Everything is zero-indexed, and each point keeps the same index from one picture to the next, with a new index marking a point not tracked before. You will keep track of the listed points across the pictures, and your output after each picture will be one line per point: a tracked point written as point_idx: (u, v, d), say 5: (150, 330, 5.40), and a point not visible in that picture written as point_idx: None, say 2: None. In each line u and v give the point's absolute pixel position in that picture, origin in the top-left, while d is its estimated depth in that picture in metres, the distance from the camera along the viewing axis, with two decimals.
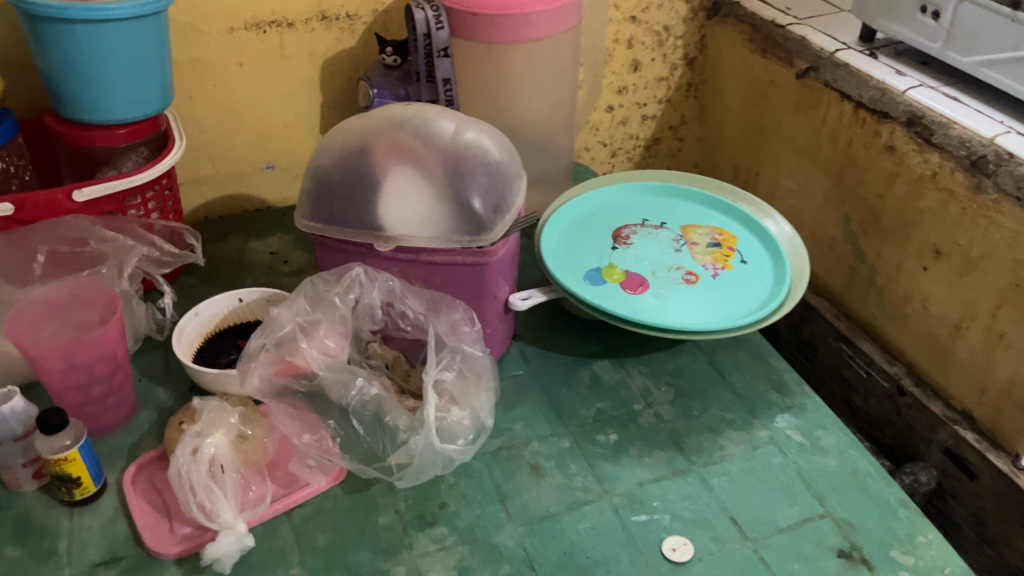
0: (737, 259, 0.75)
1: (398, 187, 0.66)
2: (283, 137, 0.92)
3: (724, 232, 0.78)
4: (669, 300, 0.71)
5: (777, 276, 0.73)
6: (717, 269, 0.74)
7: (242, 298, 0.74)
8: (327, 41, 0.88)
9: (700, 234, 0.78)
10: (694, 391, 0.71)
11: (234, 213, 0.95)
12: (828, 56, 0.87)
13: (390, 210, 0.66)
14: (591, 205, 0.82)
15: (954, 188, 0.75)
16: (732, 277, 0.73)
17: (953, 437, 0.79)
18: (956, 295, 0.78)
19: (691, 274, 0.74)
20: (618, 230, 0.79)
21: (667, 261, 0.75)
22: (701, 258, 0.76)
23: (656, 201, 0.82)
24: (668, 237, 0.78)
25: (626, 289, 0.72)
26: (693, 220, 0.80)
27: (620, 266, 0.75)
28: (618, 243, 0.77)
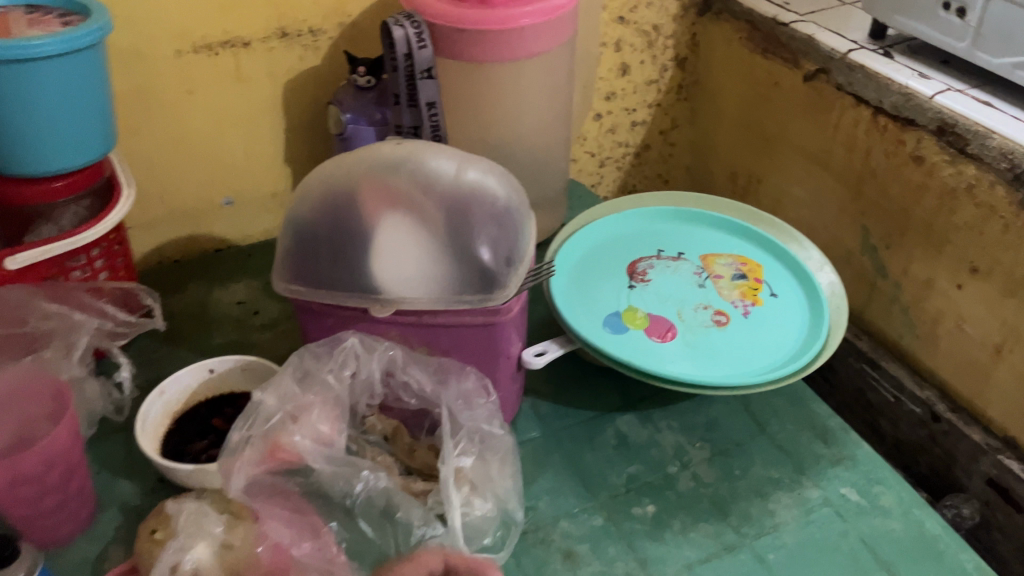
0: (766, 293, 0.70)
1: (393, 245, 0.57)
2: (244, 169, 0.82)
3: (747, 262, 0.73)
4: (703, 344, 0.64)
5: (813, 311, 0.67)
6: (748, 306, 0.68)
7: (213, 368, 0.65)
8: (289, 60, 0.78)
9: (722, 265, 0.72)
10: (733, 447, 0.65)
11: (191, 256, 0.84)
12: (841, 57, 0.80)
13: (386, 271, 0.57)
14: (599, 236, 0.74)
15: (995, 202, 0.69)
16: (766, 314, 0.68)
17: (997, 467, 0.73)
18: (997, 315, 0.72)
19: (721, 313, 0.67)
20: (632, 264, 0.72)
21: (692, 299, 0.69)
22: (728, 293, 0.70)
23: (668, 228, 0.76)
24: (688, 270, 0.72)
25: (652, 335, 0.65)
26: (712, 250, 0.74)
27: (642, 306, 0.68)
28: (635, 280, 0.70)
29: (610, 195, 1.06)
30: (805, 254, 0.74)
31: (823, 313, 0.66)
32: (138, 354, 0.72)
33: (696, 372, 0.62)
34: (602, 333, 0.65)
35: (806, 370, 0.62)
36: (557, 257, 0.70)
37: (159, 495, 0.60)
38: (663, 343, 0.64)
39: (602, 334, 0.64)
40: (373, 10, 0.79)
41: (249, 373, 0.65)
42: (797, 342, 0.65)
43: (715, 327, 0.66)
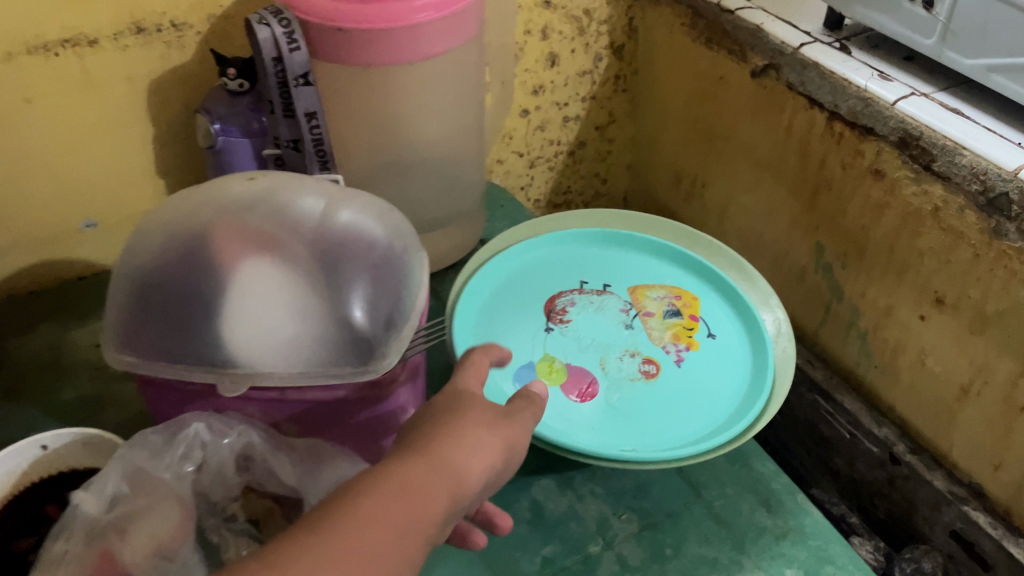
0: (702, 334, 0.61)
1: (249, 305, 0.47)
2: (106, 187, 0.70)
3: (682, 296, 0.64)
4: (628, 400, 0.56)
5: (756, 356, 0.59)
6: (681, 351, 0.59)
7: (46, 444, 0.54)
8: (150, 60, 0.66)
9: (653, 299, 0.64)
10: (665, 519, 0.57)
11: (51, 286, 0.73)
12: (792, 52, 0.70)
13: (243, 339, 0.47)
14: (514, 268, 0.66)
15: (963, 229, 0.60)
16: (701, 360, 0.59)
17: (961, 520, 0.66)
18: (963, 353, 0.63)
19: (650, 361, 0.58)
20: (550, 301, 0.63)
21: (618, 343, 0.60)
22: (660, 334, 0.61)
23: (594, 256, 0.68)
24: (615, 307, 0.63)
25: (570, 392, 0.56)
26: (643, 281, 0.65)
27: (559, 355, 0.59)
28: (553, 321, 0.61)
29: (542, 197, 0.96)
30: (749, 286, 0.65)
31: (766, 358, 0.58)
32: None
33: (620, 437, 0.53)
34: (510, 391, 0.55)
35: (748, 433, 0.53)
36: (463, 294, 0.61)
37: None
38: (581, 402, 0.55)
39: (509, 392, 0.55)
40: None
41: (92, 447, 0.55)
42: (737, 396, 0.56)
43: (643, 378, 0.57)
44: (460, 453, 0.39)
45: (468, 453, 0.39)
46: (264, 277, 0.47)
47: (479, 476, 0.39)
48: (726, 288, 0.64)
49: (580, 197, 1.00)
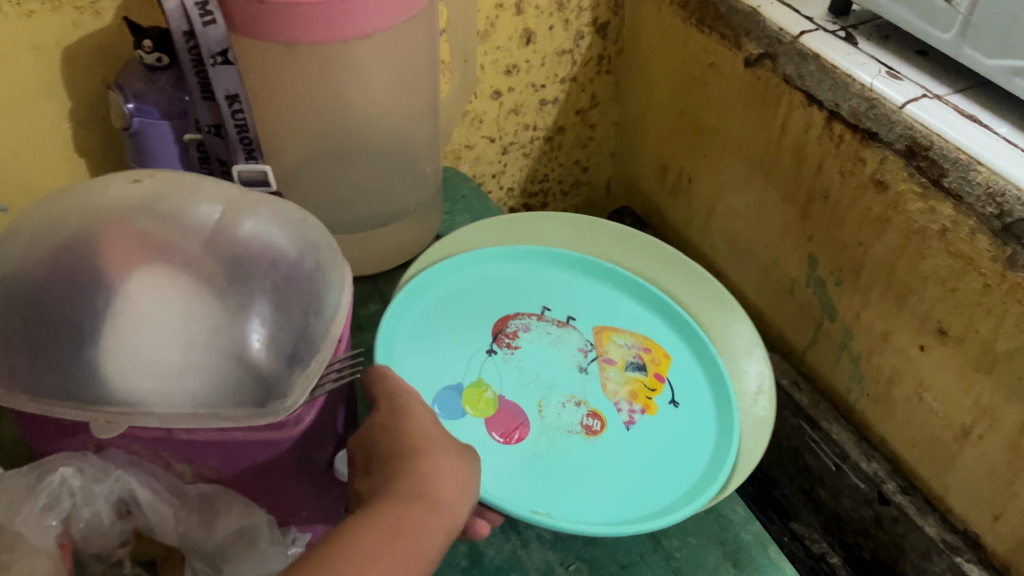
0: (664, 399, 0.53)
1: (123, 332, 0.40)
2: (16, 170, 0.63)
3: (653, 349, 0.57)
4: (558, 459, 0.48)
5: (722, 437, 0.51)
6: (634, 413, 0.52)
7: None
8: (59, 28, 0.58)
9: (618, 345, 0.57)
10: (618, 572, 0.50)
11: None
12: (791, 41, 0.62)
13: (118, 372, 0.40)
14: (468, 277, 0.59)
15: (974, 255, 0.52)
16: (657, 427, 0.51)
17: (954, 572, 0.59)
18: (966, 392, 0.56)
19: (597, 416, 0.51)
20: (500, 322, 0.57)
21: (565, 386, 0.53)
22: (617, 387, 0.54)
23: (568, 282, 0.61)
24: (573, 344, 0.56)
25: (494, 431, 0.49)
26: (612, 322, 0.58)
27: (494, 384, 0.52)
28: (497, 343, 0.55)
29: (516, 185, 0.88)
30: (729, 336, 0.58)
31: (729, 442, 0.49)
32: None
33: (533, 497, 0.46)
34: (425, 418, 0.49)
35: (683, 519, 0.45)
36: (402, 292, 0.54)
37: None
38: (504, 443, 0.49)
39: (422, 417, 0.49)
40: None
41: None
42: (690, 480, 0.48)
43: (584, 433, 0.50)
44: (440, 491, 0.37)
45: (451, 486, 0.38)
46: (144, 298, 0.40)
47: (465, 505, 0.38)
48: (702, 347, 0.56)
49: (558, 186, 0.92)
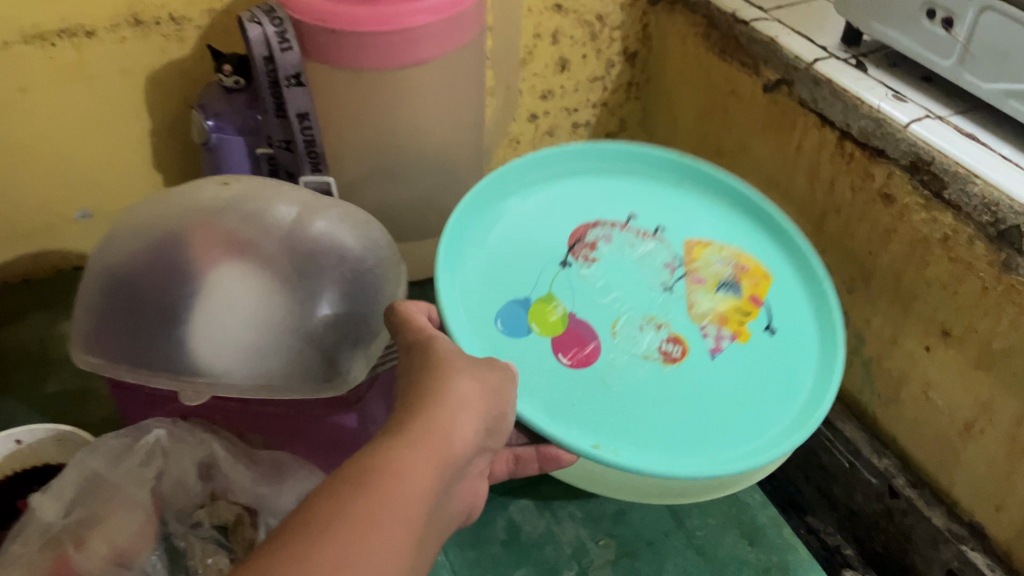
0: (757, 326, 0.57)
1: (207, 326, 0.46)
2: (102, 178, 0.70)
3: (751, 272, 0.60)
4: (630, 387, 0.53)
5: (818, 372, 0.55)
6: (722, 341, 0.56)
7: (20, 438, 0.53)
8: (147, 53, 0.65)
9: (714, 261, 0.61)
10: (643, 547, 0.55)
11: (46, 275, 0.73)
12: (805, 68, 0.68)
13: (205, 357, 0.46)
14: (541, 204, 0.63)
15: (972, 260, 0.57)
16: (745, 353, 0.56)
17: (960, 560, 0.63)
18: (968, 388, 0.61)
19: (679, 341, 0.56)
20: (578, 231, 0.62)
21: (644, 308, 0.58)
22: (705, 309, 0.58)
23: (652, 203, 0.64)
24: (659, 258, 0.61)
25: (559, 352, 0.54)
26: (708, 238, 0.62)
27: (564, 301, 0.57)
28: (574, 257, 0.60)
29: None
30: None
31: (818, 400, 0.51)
32: None
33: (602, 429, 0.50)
34: (493, 338, 0.54)
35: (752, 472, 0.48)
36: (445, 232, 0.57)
37: None
38: (569, 365, 0.53)
39: (485, 330, 0.54)
40: None
41: (66, 444, 0.54)
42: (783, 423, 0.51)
43: (661, 358, 0.55)
44: (467, 394, 0.38)
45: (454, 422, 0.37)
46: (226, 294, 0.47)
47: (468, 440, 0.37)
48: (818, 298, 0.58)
49: None
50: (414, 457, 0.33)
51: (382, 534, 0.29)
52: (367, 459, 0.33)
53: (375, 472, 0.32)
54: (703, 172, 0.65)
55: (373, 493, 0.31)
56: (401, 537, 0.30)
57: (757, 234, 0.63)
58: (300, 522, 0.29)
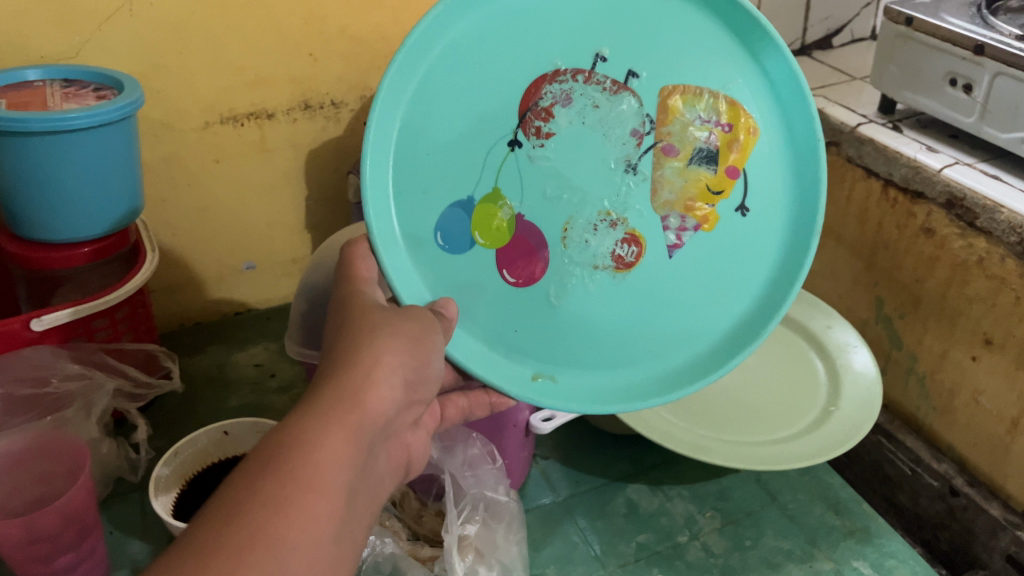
0: (728, 208, 0.54)
1: None
2: (265, 235, 0.84)
3: (734, 128, 0.53)
4: (577, 305, 0.54)
5: (792, 245, 0.54)
6: (682, 236, 0.54)
7: (227, 429, 0.66)
8: (312, 131, 0.80)
9: (688, 118, 0.52)
10: (744, 516, 0.65)
11: (213, 319, 0.87)
12: (850, 131, 0.82)
13: None
14: (480, 53, 0.49)
15: (1006, 275, 0.69)
16: (708, 245, 0.54)
17: (1016, 544, 0.72)
18: (1013, 389, 0.71)
19: (634, 242, 0.54)
20: (531, 93, 0.50)
21: (600, 193, 0.53)
22: (671, 195, 0.54)
23: (632, 26, 0.51)
24: (627, 123, 0.52)
25: (503, 270, 0.53)
26: (692, 81, 0.52)
27: (512, 200, 0.52)
28: (524, 133, 0.51)
29: None
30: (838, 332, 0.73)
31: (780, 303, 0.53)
32: (158, 417, 0.74)
33: (543, 349, 0.53)
34: (431, 261, 0.51)
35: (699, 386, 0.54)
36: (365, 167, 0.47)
37: None
38: (517, 285, 0.53)
39: (424, 251, 0.51)
40: None
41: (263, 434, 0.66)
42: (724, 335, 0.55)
43: (613, 267, 0.54)
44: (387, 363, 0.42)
45: (367, 390, 0.41)
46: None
47: (382, 408, 0.41)
48: (808, 172, 0.53)
49: None
50: (330, 433, 0.38)
51: (308, 511, 0.34)
52: (282, 437, 0.37)
53: (290, 452, 0.36)
54: None
55: (297, 472, 0.35)
56: (327, 509, 0.35)
57: (739, 62, 0.52)
58: (224, 499, 0.34)
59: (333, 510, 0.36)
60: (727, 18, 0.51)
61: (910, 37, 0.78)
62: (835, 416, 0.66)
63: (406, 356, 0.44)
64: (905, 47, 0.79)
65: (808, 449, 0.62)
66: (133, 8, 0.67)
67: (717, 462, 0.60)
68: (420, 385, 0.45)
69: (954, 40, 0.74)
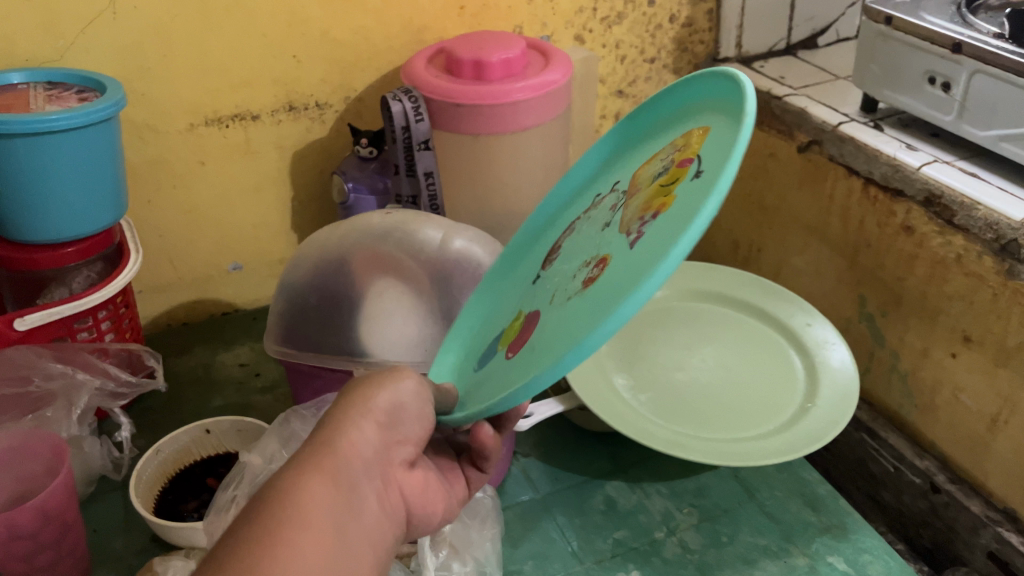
0: (684, 184, 0.42)
1: (373, 339, 0.60)
2: (251, 237, 0.85)
3: (688, 145, 0.45)
4: (542, 334, 0.44)
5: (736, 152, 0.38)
6: (641, 225, 0.42)
7: (209, 428, 0.67)
8: (296, 133, 0.81)
9: (653, 167, 0.48)
10: (722, 513, 0.65)
11: (200, 319, 0.88)
12: (832, 129, 0.82)
13: (378, 351, 0.59)
14: (529, 251, 0.55)
15: (983, 272, 0.69)
16: (661, 219, 0.41)
17: (997, 540, 0.72)
18: (991, 386, 0.71)
19: (601, 261, 0.44)
20: (555, 244, 0.52)
21: (587, 251, 0.47)
22: (634, 214, 0.45)
23: (626, 164, 0.52)
24: (608, 207, 0.50)
25: (507, 352, 0.47)
26: (654, 154, 0.49)
27: (526, 306, 0.49)
28: (545, 268, 0.51)
29: None
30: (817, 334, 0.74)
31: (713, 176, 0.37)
32: (143, 416, 0.75)
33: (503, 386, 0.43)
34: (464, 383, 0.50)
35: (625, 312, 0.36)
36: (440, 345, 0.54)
37: (150, 553, 0.62)
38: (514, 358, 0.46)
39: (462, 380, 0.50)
40: (378, 85, 0.82)
41: (245, 432, 0.67)
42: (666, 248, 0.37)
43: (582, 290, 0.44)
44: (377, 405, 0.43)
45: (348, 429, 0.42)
46: (373, 294, 0.61)
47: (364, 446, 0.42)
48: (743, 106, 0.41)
49: None
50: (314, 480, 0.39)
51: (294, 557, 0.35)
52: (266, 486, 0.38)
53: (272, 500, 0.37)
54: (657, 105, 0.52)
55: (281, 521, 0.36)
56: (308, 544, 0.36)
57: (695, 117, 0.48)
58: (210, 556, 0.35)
59: (322, 551, 0.37)
60: (677, 106, 0.50)
61: (890, 36, 0.78)
62: (812, 412, 0.66)
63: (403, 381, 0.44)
64: (886, 47, 0.79)
65: (782, 445, 0.62)
66: (117, 10, 0.68)
67: (690, 457, 0.60)
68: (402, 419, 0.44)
69: (932, 39, 0.74)
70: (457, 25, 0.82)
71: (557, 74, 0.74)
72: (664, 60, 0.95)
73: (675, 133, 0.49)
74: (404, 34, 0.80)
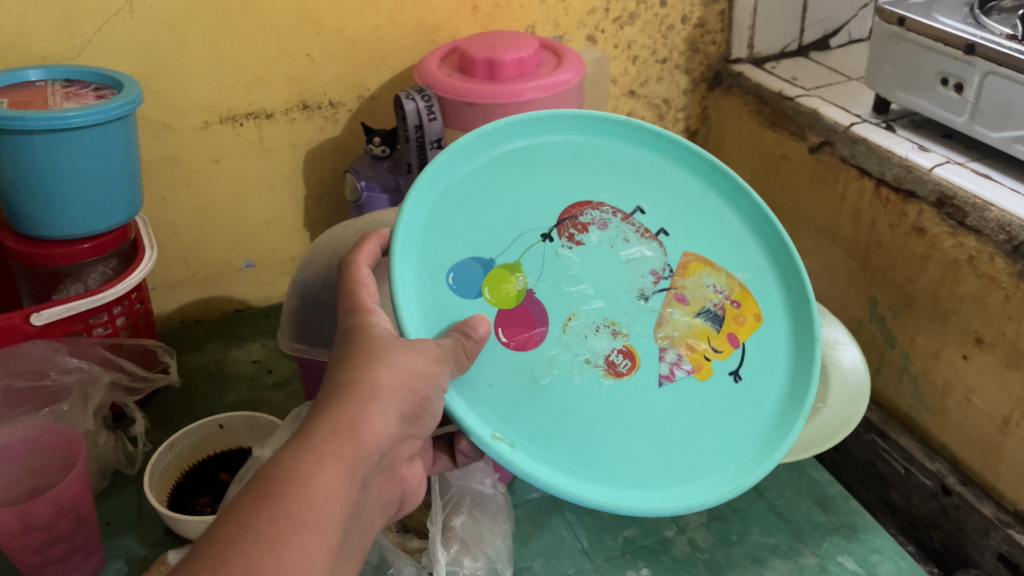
0: (722, 368, 0.56)
1: None
2: (265, 234, 0.86)
3: (739, 305, 0.58)
4: (561, 390, 0.52)
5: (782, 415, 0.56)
6: (678, 370, 0.55)
7: (222, 423, 0.67)
8: (310, 131, 0.81)
9: (706, 284, 0.58)
10: (732, 512, 0.65)
11: (212, 316, 0.88)
12: (844, 131, 0.82)
13: None
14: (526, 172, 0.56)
15: (995, 274, 0.69)
16: (702, 393, 0.55)
17: (1007, 543, 0.72)
18: (1003, 388, 0.71)
19: (629, 356, 0.54)
20: (572, 207, 0.56)
21: (612, 307, 0.55)
22: (674, 332, 0.56)
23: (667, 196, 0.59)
24: (649, 262, 0.57)
25: (500, 328, 0.52)
26: (709, 258, 0.59)
27: (528, 276, 0.53)
28: (559, 231, 0.55)
29: None
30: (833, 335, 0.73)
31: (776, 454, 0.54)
32: (155, 412, 0.76)
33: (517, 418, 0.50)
34: (439, 297, 0.50)
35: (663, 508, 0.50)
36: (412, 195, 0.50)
37: (161, 548, 0.62)
38: (508, 346, 0.52)
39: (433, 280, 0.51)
40: (391, 83, 0.82)
41: (257, 427, 0.68)
42: (723, 473, 0.53)
43: (604, 368, 0.53)
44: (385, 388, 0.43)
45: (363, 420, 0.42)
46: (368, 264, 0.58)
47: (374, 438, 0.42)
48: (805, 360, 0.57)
49: None
50: (327, 460, 0.39)
51: (298, 542, 0.36)
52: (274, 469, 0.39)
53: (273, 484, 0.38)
54: (733, 188, 0.60)
55: (289, 505, 0.37)
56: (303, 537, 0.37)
57: (755, 267, 0.60)
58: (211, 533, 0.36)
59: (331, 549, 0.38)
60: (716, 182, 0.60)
61: (903, 37, 0.78)
62: (822, 412, 0.66)
63: (422, 350, 0.45)
64: (899, 49, 0.79)
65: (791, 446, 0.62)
66: (134, 9, 0.68)
67: None
68: (414, 417, 0.45)
69: (946, 40, 0.74)
70: (469, 24, 0.83)
71: (569, 73, 0.74)
72: (676, 61, 0.95)
73: (732, 258, 0.59)
74: (418, 33, 0.80)
